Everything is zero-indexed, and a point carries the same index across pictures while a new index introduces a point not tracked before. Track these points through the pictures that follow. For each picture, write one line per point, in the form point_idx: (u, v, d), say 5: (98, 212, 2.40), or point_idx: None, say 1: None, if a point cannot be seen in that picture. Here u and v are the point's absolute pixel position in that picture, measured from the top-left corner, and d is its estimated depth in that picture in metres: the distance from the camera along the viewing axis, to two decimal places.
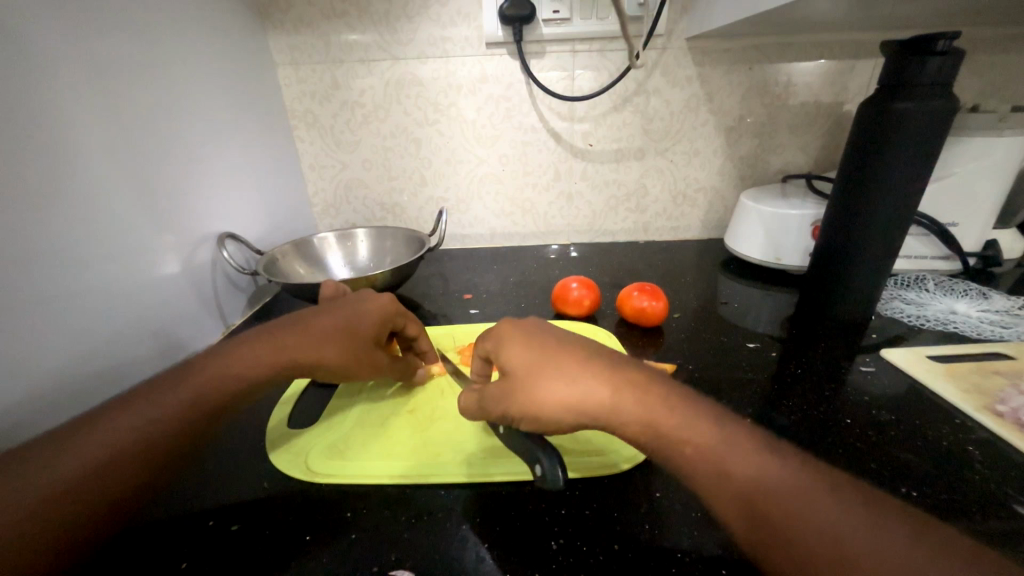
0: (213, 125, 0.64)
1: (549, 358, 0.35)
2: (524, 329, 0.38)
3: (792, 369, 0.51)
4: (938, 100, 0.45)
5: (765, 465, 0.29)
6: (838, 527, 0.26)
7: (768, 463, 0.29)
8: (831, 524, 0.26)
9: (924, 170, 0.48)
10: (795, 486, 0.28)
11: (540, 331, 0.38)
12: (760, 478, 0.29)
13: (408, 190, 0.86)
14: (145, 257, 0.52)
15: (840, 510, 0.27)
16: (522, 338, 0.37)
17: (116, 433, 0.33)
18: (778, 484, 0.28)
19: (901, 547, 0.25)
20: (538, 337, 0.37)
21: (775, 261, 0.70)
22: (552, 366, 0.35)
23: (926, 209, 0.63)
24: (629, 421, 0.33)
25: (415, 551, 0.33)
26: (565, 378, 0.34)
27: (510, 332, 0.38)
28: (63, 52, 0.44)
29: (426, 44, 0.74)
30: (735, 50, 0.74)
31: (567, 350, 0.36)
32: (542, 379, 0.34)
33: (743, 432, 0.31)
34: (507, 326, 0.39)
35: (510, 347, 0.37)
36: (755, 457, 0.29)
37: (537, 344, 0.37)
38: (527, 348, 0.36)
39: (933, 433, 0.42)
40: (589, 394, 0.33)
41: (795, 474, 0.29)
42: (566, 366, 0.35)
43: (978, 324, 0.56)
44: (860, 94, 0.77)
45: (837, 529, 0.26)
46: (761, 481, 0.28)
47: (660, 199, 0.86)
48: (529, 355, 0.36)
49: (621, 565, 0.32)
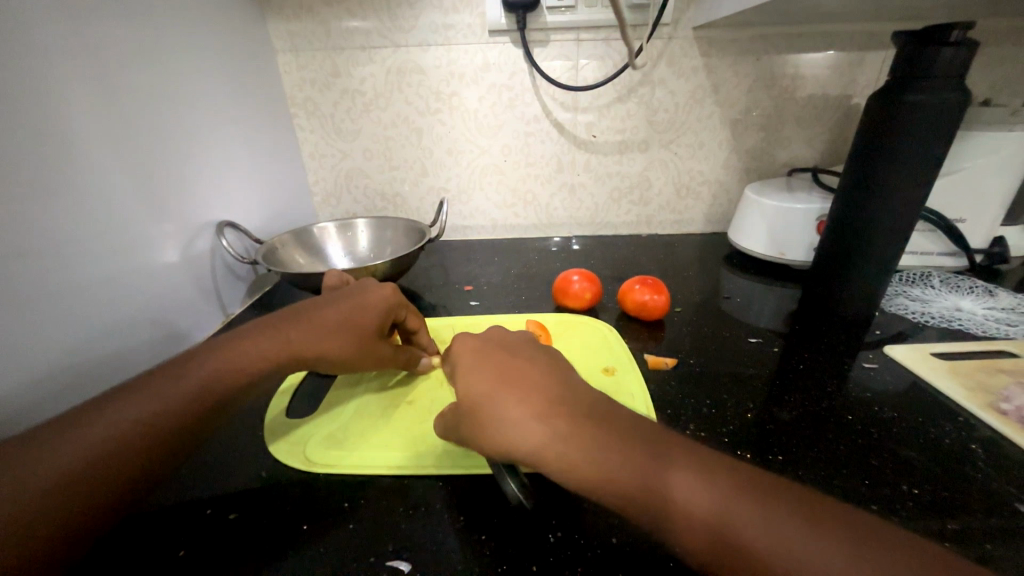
0: (210, 111, 0.63)
1: (492, 389, 0.35)
2: (477, 358, 0.39)
3: (794, 365, 0.51)
4: (951, 93, 0.44)
5: (694, 488, 0.28)
6: (781, 547, 0.25)
7: (699, 486, 0.28)
8: (771, 546, 0.25)
9: (935, 164, 0.47)
10: (731, 504, 0.27)
11: (490, 359, 0.39)
12: (694, 504, 0.27)
13: (409, 180, 0.85)
14: (142, 246, 0.52)
15: (784, 525, 0.26)
16: (470, 369, 0.38)
17: (115, 423, 0.33)
18: (711, 510, 0.27)
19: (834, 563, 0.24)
20: (485, 366, 0.38)
21: (779, 256, 0.69)
22: (494, 399, 0.35)
23: (934, 204, 0.62)
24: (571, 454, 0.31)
25: (412, 543, 0.33)
26: (504, 414, 0.34)
27: (463, 361, 0.39)
28: (60, 38, 0.43)
29: (428, 31, 0.73)
30: (743, 40, 0.73)
31: (514, 380, 0.36)
32: (485, 414, 0.34)
33: (672, 448, 0.30)
34: (461, 354, 0.40)
35: (462, 377, 0.38)
36: (686, 480, 0.28)
37: (485, 373, 0.37)
38: (473, 380, 0.37)
39: (935, 431, 0.42)
40: (525, 431, 0.32)
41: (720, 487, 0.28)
42: (506, 400, 0.34)
43: (983, 322, 0.56)
44: (869, 87, 0.75)
45: (779, 551, 0.25)
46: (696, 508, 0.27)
47: (663, 192, 0.85)
48: (475, 388, 0.36)
49: (619, 559, 0.32)
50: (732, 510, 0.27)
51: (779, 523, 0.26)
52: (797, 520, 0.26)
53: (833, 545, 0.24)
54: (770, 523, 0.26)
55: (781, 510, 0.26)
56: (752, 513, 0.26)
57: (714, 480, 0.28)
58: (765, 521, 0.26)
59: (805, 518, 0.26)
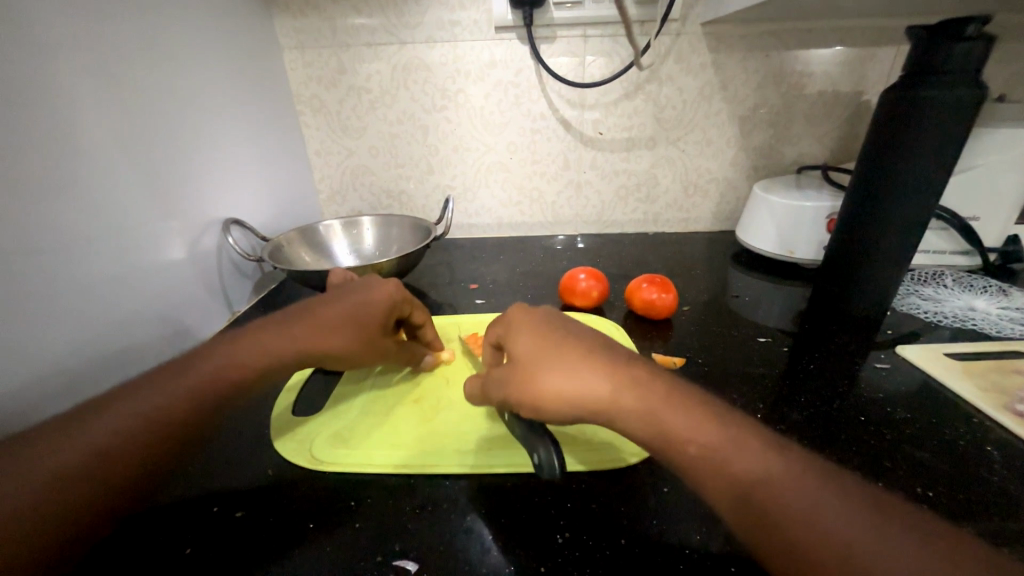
0: (217, 108, 0.63)
1: (551, 348, 0.36)
2: (532, 320, 0.39)
3: (804, 365, 0.50)
4: (967, 89, 0.44)
5: (744, 450, 0.28)
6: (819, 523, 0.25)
7: (748, 451, 0.28)
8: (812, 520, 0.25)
9: (950, 160, 0.46)
10: (780, 469, 0.27)
11: (545, 322, 0.39)
12: (744, 466, 0.28)
13: (414, 178, 0.85)
14: (149, 243, 0.52)
15: (838, 510, 0.25)
16: (527, 330, 0.38)
17: (122, 420, 0.33)
18: (759, 473, 0.27)
19: (885, 549, 0.24)
20: (541, 329, 0.38)
21: (788, 254, 0.69)
22: (552, 356, 0.35)
23: (947, 203, 0.61)
24: (631, 414, 0.32)
25: (418, 543, 0.33)
26: (563, 370, 0.34)
27: (518, 322, 0.39)
28: (67, 35, 0.43)
29: (434, 28, 0.73)
30: (752, 36, 0.72)
31: (570, 341, 0.36)
32: (540, 370, 0.34)
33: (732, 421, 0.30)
34: (515, 317, 0.40)
35: (518, 337, 0.38)
36: (736, 444, 0.29)
37: (541, 335, 0.37)
38: (529, 339, 0.37)
39: (950, 433, 0.41)
40: (586, 385, 0.33)
41: (776, 466, 0.28)
42: (565, 357, 0.35)
43: (998, 322, 0.55)
44: (880, 84, 0.74)
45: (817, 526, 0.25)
46: (744, 468, 0.28)
47: (671, 190, 0.84)
48: (532, 347, 0.36)
49: (628, 560, 0.31)
50: (779, 476, 0.27)
51: (824, 493, 0.26)
52: (842, 492, 0.26)
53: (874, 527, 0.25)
54: (816, 491, 0.26)
55: (828, 483, 0.27)
56: (800, 480, 0.27)
57: (764, 447, 0.29)
58: (812, 488, 0.26)
59: (849, 491, 0.26)
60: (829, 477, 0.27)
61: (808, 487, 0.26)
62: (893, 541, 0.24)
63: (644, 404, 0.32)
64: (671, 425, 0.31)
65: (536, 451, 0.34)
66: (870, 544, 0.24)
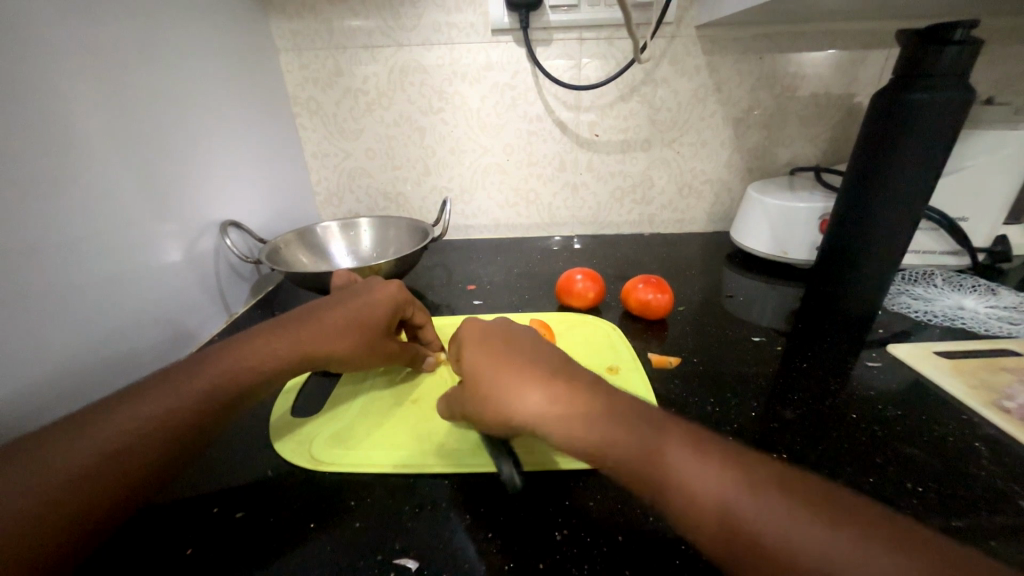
0: (213, 111, 0.63)
1: (503, 367, 0.36)
2: (484, 336, 0.39)
3: (797, 364, 0.51)
4: (955, 92, 0.44)
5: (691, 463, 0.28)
6: (782, 535, 0.25)
7: (699, 466, 0.28)
8: (773, 534, 0.25)
9: (940, 161, 0.47)
10: (738, 482, 0.27)
11: (497, 337, 0.39)
12: (693, 481, 0.28)
13: (411, 179, 0.85)
14: (148, 247, 0.52)
15: (794, 515, 0.25)
16: (478, 346, 0.39)
17: (129, 422, 0.33)
18: (711, 490, 0.27)
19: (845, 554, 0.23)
20: (492, 346, 0.38)
21: (781, 255, 0.69)
22: (504, 375, 0.36)
23: (937, 203, 0.62)
24: (581, 436, 0.32)
25: (419, 541, 0.33)
26: (519, 391, 0.34)
27: (471, 343, 0.39)
28: (65, 42, 0.43)
29: (431, 31, 0.73)
30: (746, 39, 0.73)
31: (519, 359, 0.37)
32: (495, 391, 0.35)
33: (680, 433, 0.30)
34: (467, 332, 0.40)
35: (469, 354, 0.38)
36: (684, 460, 0.29)
37: (492, 352, 0.38)
38: (480, 356, 0.38)
39: (939, 429, 0.42)
40: (535, 404, 0.34)
41: (730, 475, 0.27)
42: (516, 376, 0.35)
43: (986, 320, 0.56)
44: (872, 86, 0.75)
45: (780, 539, 0.25)
46: (696, 481, 0.28)
47: (666, 191, 0.85)
48: (483, 367, 0.37)
49: (626, 556, 0.32)
50: (728, 490, 0.27)
51: (774, 506, 0.26)
52: (794, 500, 0.26)
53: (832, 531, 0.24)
54: (764, 503, 0.26)
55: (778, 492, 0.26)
56: (751, 492, 0.27)
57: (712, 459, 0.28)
58: (770, 499, 0.26)
59: (808, 498, 0.26)
60: (788, 487, 0.27)
61: (760, 501, 0.26)
62: (846, 549, 0.24)
63: (588, 422, 0.32)
64: (614, 445, 0.31)
65: (498, 463, 0.36)
66: (822, 556, 0.24)
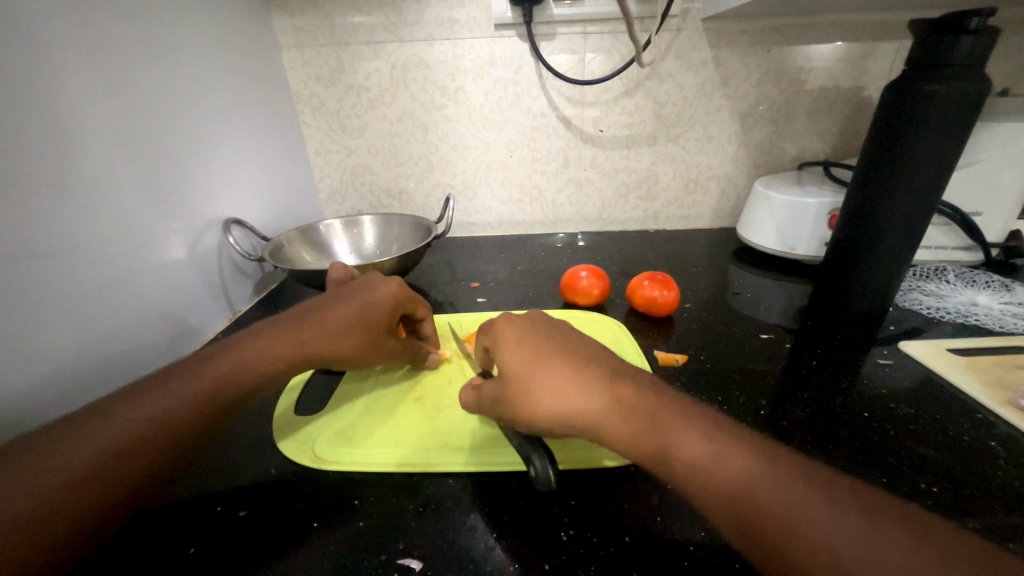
0: (216, 107, 0.63)
1: (537, 355, 0.35)
2: (520, 332, 0.38)
3: (806, 361, 0.50)
4: (970, 83, 0.43)
5: (732, 462, 0.28)
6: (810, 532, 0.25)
7: (735, 460, 0.28)
8: (803, 531, 0.25)
9: (953, 153, 0.46)
10: (771, 480, 0.27)
11: (532, 332, 0.38)
12: (727, 471, 0.28)
13: (413, 176, 0.85)
14: (152, 244, 0.52)
15: (827, 514, 0.25)
16: (511, 340, 0.37)
17: (134, 420, 0.33)
18: (743, 483, 0.27)
19: (876, 556, 0.23)
20: (524, 338, 0.37)
21: (789, 251, 0.69)
22: (540, 370, 0.34)
23: (949, 198, 0.61)
24: (612, 431, 0.31)
25: (423, 541, 0.33)
26: (549, 385, 0.33)
27: (503, 335, 0.38)
28: (66, 40, 0.43)
29: (433, 26, 0.73)
30: (753, 32, 0.71)
31: (553, 351, 0.35)
32: (526, 378, 0.34)
33: (716, 429, 0.30)
34: (501, 328, 0.39)
35: (505, 349, 0.37)
36: (722, 455, 0.28)
37: (528, 346, 0.36)
38: (516, 348, 0.36)
39: (953, 428, 0.41)
40: (572, 400, 0.32)
41: (763, 473, 0.27)
42: (551, 365, 0.34)
43: (1000, 317, 0.55)
44: (882, 79, 0.74)
45: (808, 535, 0.25)
46: (734, 476, 0.27)
47: (671, 187, 0.84)
48: (517, 354, 0.36)
49: (633, 557, 0.31)
50: (766, 488, 0.26)
51: (812, 505, 0.25)
52: (834, 500, 0.25)
53: (863, 530, 0.24)
54: (798, 500, 0.26)
55: (821, 494, 0.26)
56: (786, 490, 0.26)
57: (747, 452, 0.28)
58: (804, 499, 0.26)
59: (841, 500, 0.26)
60: (824, 488, 0.26)
61: (797, 496, 0.26)
62: (880, 544, 0.24)
63: (625, 422, 0.31)
64: (651, 439, 0.30)
65: (531, 460, 0.34)
66: (857, 548, 0.24)
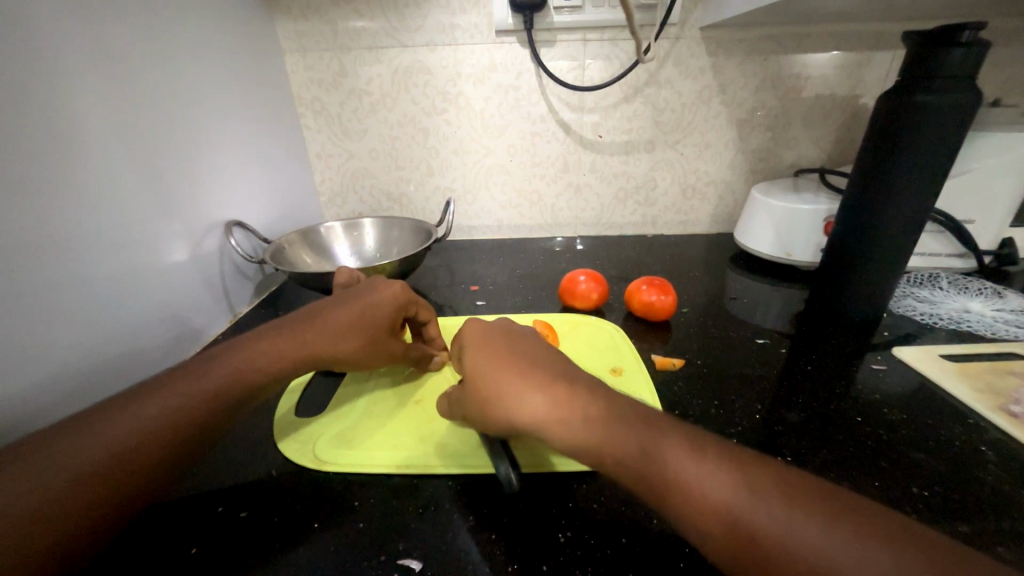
0: (218, 110, 0.63)
1: (502, 365, 0.37)
2: (486, 341, 0.39)
3: (802, 366, 0.51)
4: (962, 94, 0.44)
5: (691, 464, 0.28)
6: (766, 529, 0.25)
7: (695, 461, 0.28)
8: (758, 527, 0.25)
9: (947, 162, 0.47)
10: (726, 478, 0.27)
11: (498, 341, 0.39)
12: (682, 471, 0.28)
13: (414, 180, 0.85)
14: (155, 247, 0.52)
15: (784, 511, 0.25)
16: (478, 349, 0.39)
17: (141, 418, 0.33)
18: (699, 483, 0.27)
19: (830, 550, 0.23)
20: (491, 347, 0.39)
21: (785, 256, 0.69)
22: (504, 378, 0.36)
23: (942, 206, 0.62)
24: (569, 437, 0.32)
25: (422, 542, 0.33)
26: (512, 392, 0.35)
27: (470, 344, 0.40)
28: (73, 48, 0.44)
29: (435, 32, 0.73)
30: (750, 40, 0.72)
31: (519, 361, 0.37)
32: (492, 388, 0.36)
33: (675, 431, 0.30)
34: (469, 338, 0.41)
35: (471, 358, 0.39)
36: (681, 456, 0.29)
37: (493, 355, 0.38)
38: (481, 366, 0.37)
39: (944, 432, 0.42)
40: (533, 407, 0.34)
41: (720, 472, 0.27)
42: (515, 374, 0.36)
43: (992, 324, 0.56)
44: (877, 87, 0.75)
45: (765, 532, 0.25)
46: (689, 475, 0.28)
47: (670, 193, 0.85)
48: (482, 364, 0.38)
49: (630, 558, 0.32)
50: (722, 486, 0.27)
51: (769, 502, 0.26)
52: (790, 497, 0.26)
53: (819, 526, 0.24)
54: (757, 498, 0.26)
55: (775, 489, 0.26)
56: (744, 489, 0.26)
57: (703, 452, 0.29)
58: (758, 495, 0.26)
59: (799, 496, 0.26)
60: (780, 484, 0.27)
61: (753, 494, 0.26)
62: (834, 538, 0.24)
63: (586, 427, 0.32)
64: (609, 442, 0.31)
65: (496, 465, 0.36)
66: (811, 543, 0.24)
